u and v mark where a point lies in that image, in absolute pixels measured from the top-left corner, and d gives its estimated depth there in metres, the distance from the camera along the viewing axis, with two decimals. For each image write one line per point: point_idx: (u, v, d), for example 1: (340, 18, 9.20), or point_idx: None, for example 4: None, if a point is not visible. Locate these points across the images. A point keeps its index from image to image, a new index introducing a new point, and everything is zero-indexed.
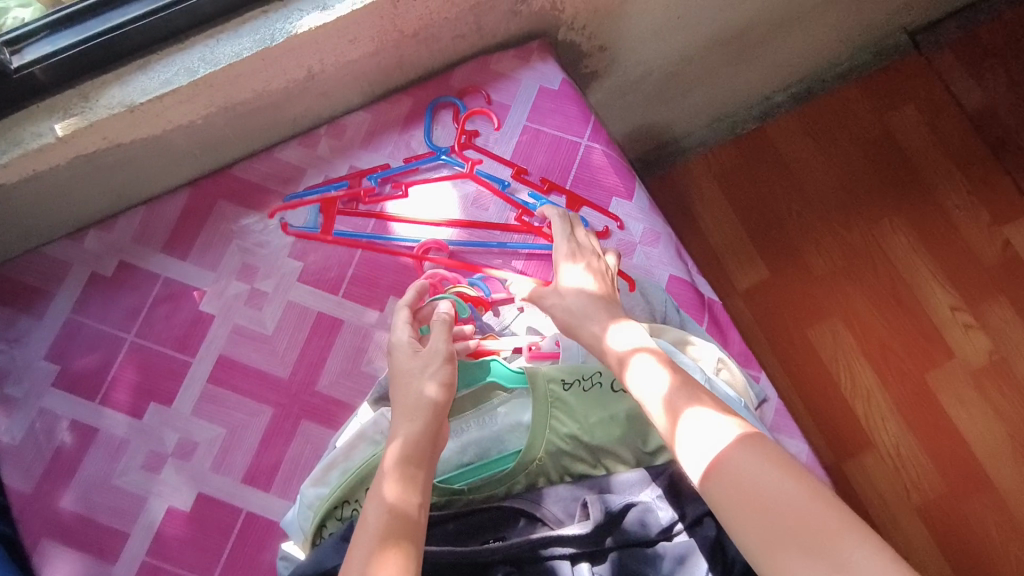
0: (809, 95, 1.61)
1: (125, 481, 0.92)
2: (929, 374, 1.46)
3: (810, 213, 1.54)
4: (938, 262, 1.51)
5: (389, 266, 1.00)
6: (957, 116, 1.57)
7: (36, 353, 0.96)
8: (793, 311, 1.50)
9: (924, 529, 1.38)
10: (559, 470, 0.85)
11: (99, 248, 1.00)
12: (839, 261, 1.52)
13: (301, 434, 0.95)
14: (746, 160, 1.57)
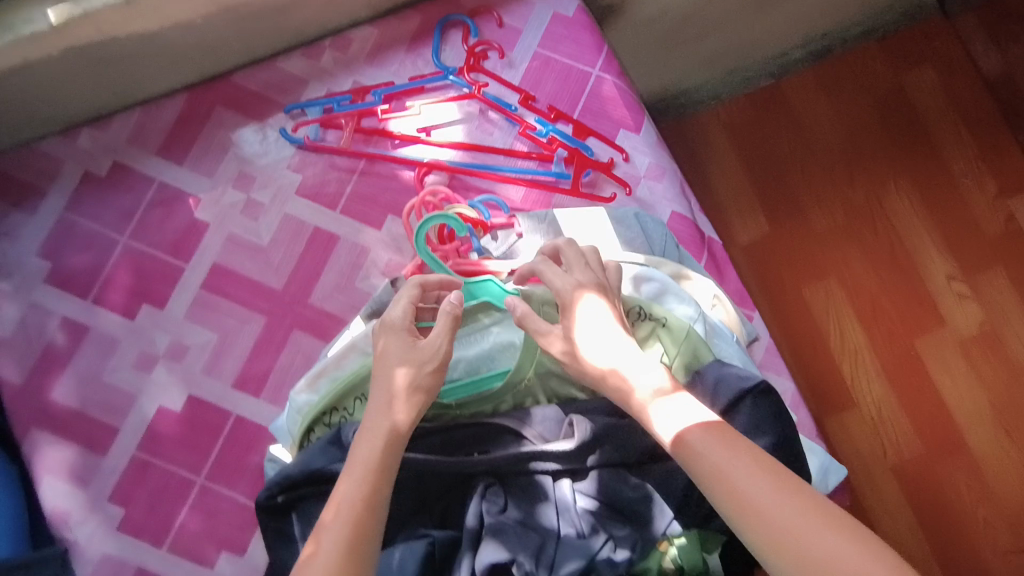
0: (829, 51, 1.55)
1: (116, 379, 0.93)
2: (919, 339, 1.44)
3: (816, 170, 1.51)
4: (940, 229, 1.48)
5: (388, 185, 0.99)
6: (974, 83, 1.52)
7: (29, 248, 0.95)
8: (789, 266, 1.48)
9: (897, 487, 1.38)
10: (547, 391, 0.89)
11: (93, 147, 0.98)
12: (840, 219, 1.49)
13: (293, 343, 0.95)
14: (756, 113, 1.53)
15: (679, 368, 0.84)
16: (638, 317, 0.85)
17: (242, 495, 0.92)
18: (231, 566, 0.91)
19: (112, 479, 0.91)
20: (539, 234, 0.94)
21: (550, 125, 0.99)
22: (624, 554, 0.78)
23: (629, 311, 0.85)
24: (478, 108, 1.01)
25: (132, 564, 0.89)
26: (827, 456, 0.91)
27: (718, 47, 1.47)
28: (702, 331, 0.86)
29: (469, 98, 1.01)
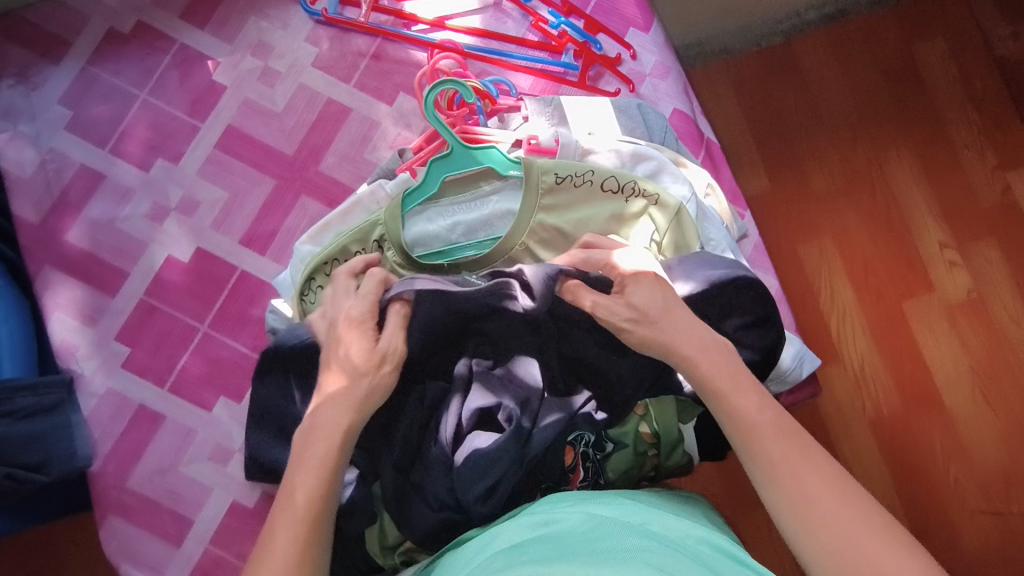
0: (842, 14, 1.51)
1: (129, 226, 0.97)
2: (907, 303, 1.41)
3: (818, 128, 1.48)
4: (937, 195, 1.44)
5: (402, 63, 1.02)
6: (984, 51, 1.48)
7: (50, 98, 0.99)
8: (786, 221, 1.45)
9: (874, 446, 1.35)
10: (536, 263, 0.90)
11: (118, 5, 1.01)
12: (839, 179, 1.46)
13: (300, 208, 0.99)
14: (763, 63, 1.50)
15: (669, 244, 0.88)
16: (633, 193, 0.88)
17: (242, 345, 0.96)
18: (228, 412, 0.95)
19: (119, 320, 0.95)
20: (544, 117, 0.96)
21: (562, 18, 1.01)
22: (603, 414, 0.83)
23: (624, 186, 0.88)
24: None
25: (133, 401, 0.94)
26: (804, 344, 0.96)
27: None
28: (693, 212, 0.90)
29: None
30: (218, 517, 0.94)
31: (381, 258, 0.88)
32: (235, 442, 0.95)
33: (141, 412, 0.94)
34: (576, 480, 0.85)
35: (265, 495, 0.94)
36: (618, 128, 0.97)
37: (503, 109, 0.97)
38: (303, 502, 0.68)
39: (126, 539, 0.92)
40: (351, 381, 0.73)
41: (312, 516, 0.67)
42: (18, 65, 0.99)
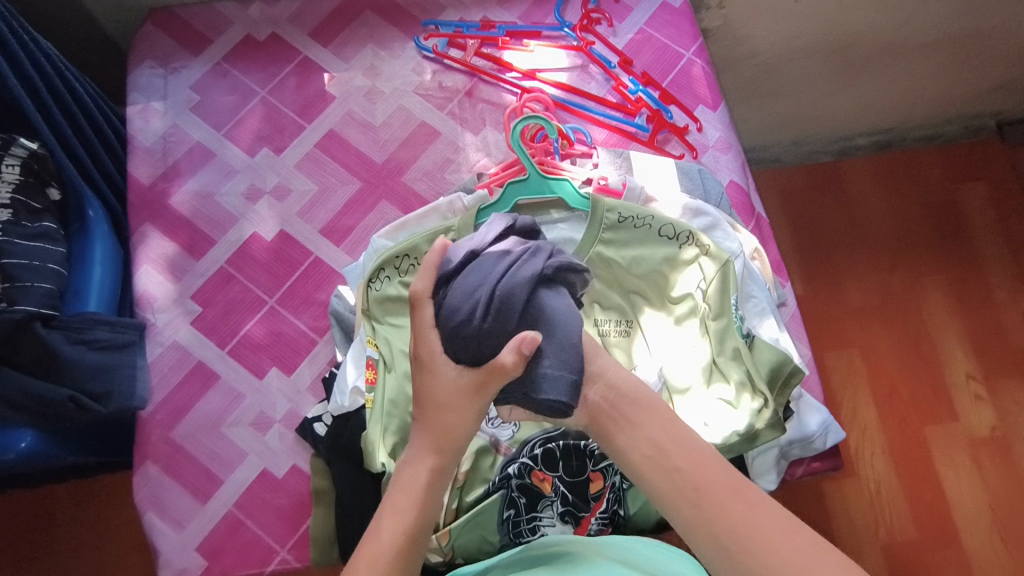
0: (889, 146, 1.70)
1: (225, 201, 1.07)
2: (931, 427, 1.49)
3: (856, 246, 1.63)
4: (967, 332, 1.56)
5: (493, 103, 1.15)
6: (1019, 201, 1.65)
7: (185, 83, 1.12)
8: (819, 332, 1.57)
9: (884, 569, 1.39)
10: (590, 312, 0.97)
11: (259, 17, 1.17)
12: (874, 300, 1.59)
13: (379, 210, 1.08)
14: (811, 183, 1.69)
15: (712, 292, 0.93)
16: (687, 241, 0.95)
17: (303, 324, 1.02)
18: (278, 382, 0.99)
19: (197, 282, 1.03)
20: (612, 166, 1.07)
21: (640, 86, 1.15)
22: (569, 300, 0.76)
23: (679, 234, 0.96)
24: (582, 60, 1.18)
25: (195, 357, 0.99)
26: (831, 414, 0.94)
27: (789, 111, 1.61)
28: (740, 267, 0.95)
29: (577, 51, 1.18)
30: (247, 483, 0.94)
31: None
32: (279, 413, 0.98)
33: (200, 367, 0.99)
34: (596, 509, 0.88)
35: (295, 469, 0.95)
36: (677, 185, 1.05)
37: (577, 154, 1.06)
38: (387, 537, 0.67)
39: (157, 489, 0.93)
40: (439, 457, 0.72)
41: (398, 556, 0.67)
42: (163, 51, 1.14)
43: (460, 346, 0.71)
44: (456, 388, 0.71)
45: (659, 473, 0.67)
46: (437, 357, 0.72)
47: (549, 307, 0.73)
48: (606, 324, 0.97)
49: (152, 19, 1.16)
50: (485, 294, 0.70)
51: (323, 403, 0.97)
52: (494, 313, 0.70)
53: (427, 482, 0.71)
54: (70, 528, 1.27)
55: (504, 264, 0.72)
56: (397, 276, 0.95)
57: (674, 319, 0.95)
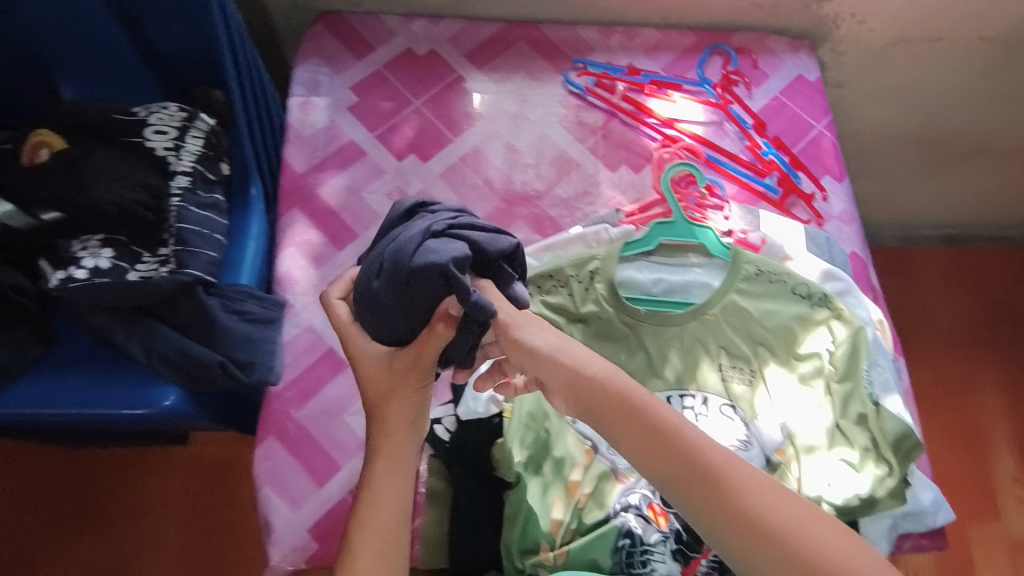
0: (957, 241, 1.76)
1: (371, 198, 1.11)
2: (975, 526, 1.47)
3: (916, 333, 1.65)
4: (1018, 435, 1.56)
5: (631, 145, 1.20)
6: None
7: (345, 84, 1.18)
8: None
9: None
10: (715, 358, 1.00)
11: (421, 33, 1.24)
12: (926, 389, 1.60)
13: (516, 230, 1.12)
14: (881, 266, 1.73)
15: (841, 355, 0.96)
16: (820, 302, 0.98)
17: None
18: None
19: (336, 271, 1.06)
20: (743, 220, 1.10)
21: (773, 149, 1.20)
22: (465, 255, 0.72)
23: (813, 294, 0.99)
24: (718, 117, 1.23)
25: (327, 344, 1.02)
26: (941, 493, 0.96)
27: (879, 194, 1.65)
28: (869, 335, 0.99)
29: (714, 108, 1.23)
30: None
31: (589, 288, 1.00)
32: None
33: (330, 353, 1.01)
34: (708, 552, 0.88)
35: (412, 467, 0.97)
36: (805, 245, 1.08)
37: (710, 206, 1.11)
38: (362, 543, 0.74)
39: (277, 465, 0.95)
40: (396, 461, 0.78)
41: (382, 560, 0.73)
42: (330, 51, 1.20)
43: (372, 316, 0.77)
44: (403, 382, 0.79)
45: (651, 459, 0.71)
46: (363, 341, 0.80)
47: (430, 250, 0.71)
48: (730, 372, 0.99)
49: (322, 21, 1.23)
50: (378, 260, 0.75)
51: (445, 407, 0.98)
52: (387, 275, 0.73)
53: (388, 483, 0.77)
54: (183, 489, 1.44)
55: (400, 235, 0.75)
56: (539, 294, 1.00)
57: (799, 377, 0.97)
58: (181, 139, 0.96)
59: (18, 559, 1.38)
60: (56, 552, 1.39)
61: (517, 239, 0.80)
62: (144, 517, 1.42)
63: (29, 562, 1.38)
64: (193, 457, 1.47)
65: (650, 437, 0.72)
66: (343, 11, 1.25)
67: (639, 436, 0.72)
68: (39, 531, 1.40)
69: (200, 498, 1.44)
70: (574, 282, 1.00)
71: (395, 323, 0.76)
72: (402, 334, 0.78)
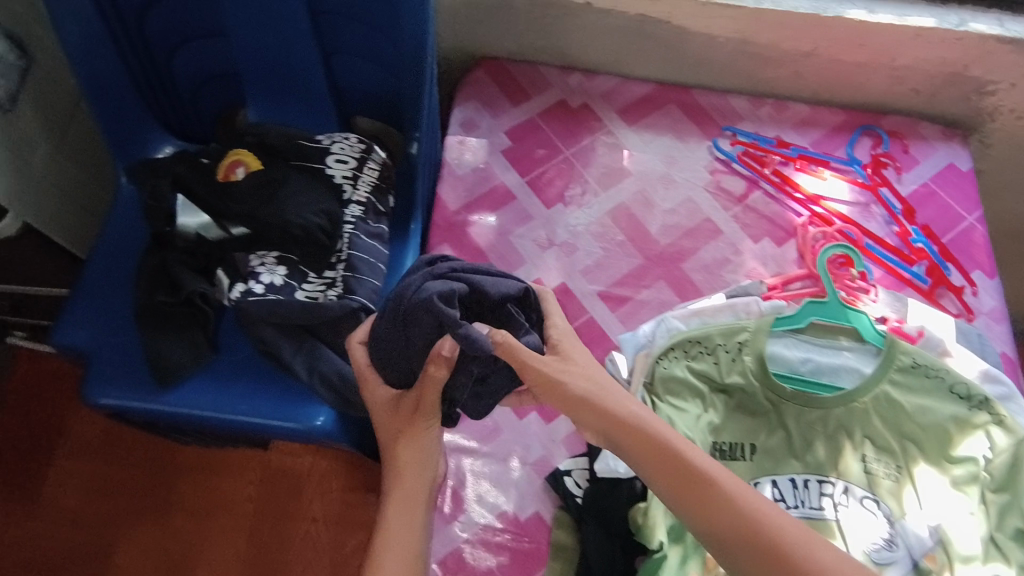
0: None
1: (518, 242, 1.13)
2: None
3: None
4: None
5: (775, 216, 1.19)
6: None
7: (501, 128, 1.22)
8: None
9: None
10: (860, 448, 0.97)
11: (576, 87, 1.27)
12: None
13: (656, 289, 1.12)
14: None
15: (1002, 464, 0.91)
16: (979, 404, 0.95)
17: None
18: (536, 428, 1.03)
19: None
20: (889, 307, 1.08)
21: (922, 237, 1.17)
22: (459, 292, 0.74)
23: (972, 395, 0.95)
24: (866, 198, 1.21)
25: None
26: None
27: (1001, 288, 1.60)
28: None
29: (862, 189, 1.22)
30: (491, 516, 0.97)
31: (737, 359, 0.99)
32: (532, 456, 1.01)
33: None
34: None
35: (539, 516, 0.97)
36: (958, 340, 1.05)
37: (858, 288, 1.09)
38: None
39: None
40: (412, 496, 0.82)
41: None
42: (489, 96, 1.25)
43: (378, 357, 0.82)
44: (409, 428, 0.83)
45: (632, 440, 0.75)
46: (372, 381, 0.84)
47: (422, 289, 0.75)
48: (875, 463, 0.96)
49: (483, 67, 1.28)
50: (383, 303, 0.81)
51: (577, 459, 0.99)
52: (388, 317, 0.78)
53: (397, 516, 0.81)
54: (255, 496, 1.43)
55: (401, 280, 0.80)
56: (684, 358, 1.00)
57: (951, 480, 0.94)
58: (359, 169, 0.98)
59: (97, 530, 1.39)
60: (126, 539, 1.39)
61: (526, 284, 0.82)
62: (221, 514, 1.42)
63: (107, 537, 1.39)
64: (278, 464, 1.46)
65: (627, 421, 0.76)
66: (503, 57, 1.30)
67: (620, 423, 0.76)
68: (122, 508, 1.41)
69: (278, 507, 1.43)
70: (721, 351, 0.99)
71: (397, 363, 0.81)
72: (408, 374, 0.82)
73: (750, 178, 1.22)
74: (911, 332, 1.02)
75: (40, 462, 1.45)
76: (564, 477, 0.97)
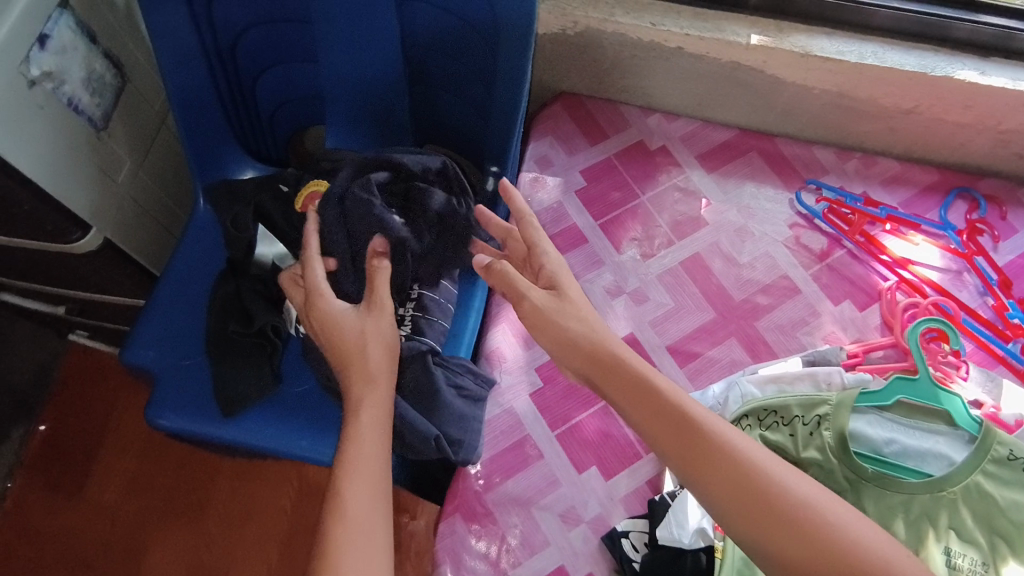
0: None
1: (587, 287, 1.10)
2: None
3: None
4: None
5: (858, 279, 1.13)
6: None
7: (575, 166, 1.20)
8: None
9: None
10: (945, 540, 0.88)
11: (655, 128, 1.25)
12: None
13: (727, 346, 1.08)
14: None
15: None
16: None
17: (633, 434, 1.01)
18: (594, 483, 0.98)
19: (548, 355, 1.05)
20: (982, 388, 1.02)
21: (1019, 312, 1.09)
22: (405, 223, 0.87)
23: None
24: (957, 266, 1.14)
25: (525, 431, 1.00)
26: None
27: None
28: None
29: (956, 255, 1.15)
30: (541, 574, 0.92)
31: (816, 433, 0.94)
32: (588, 513, 0.96)
33: (526, 442, 1.00)
34: None
35: None
36: None
37: (949, 366, 1.03)
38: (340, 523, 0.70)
39: (458, 544, 0.93)
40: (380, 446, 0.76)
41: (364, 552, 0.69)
42: (565, 133, 1.23)
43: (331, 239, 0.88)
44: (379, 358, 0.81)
45: (657, 423, 0.69)
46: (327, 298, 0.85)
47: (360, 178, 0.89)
48: (960, 557, 0.88)
49: (561, 103, 1.26)
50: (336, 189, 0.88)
51: (637, 522, 0.94)
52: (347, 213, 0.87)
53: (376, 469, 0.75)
54: (291, 507, 1.39)
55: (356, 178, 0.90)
56: (758, 427, 0.96)
57: None
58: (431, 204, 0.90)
59: (132, 530, 1.37)
60: (160, 542, 1.36)
61: (444, 159, 0.94)
62: (253, 524, 1.38)
63: (141, 537, 1.36)
64: (315, 480, 1.41)
65: (650, 397, 0.71)
66: (583, 94, 1.28)
67: (641, 402, 0.71)
68: (158, 509, 1.38)
69: (313, 523, 1.38)
70: (798, 424, 0.94)
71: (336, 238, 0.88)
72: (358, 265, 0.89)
73: (833, 235, 1.17)
74: (1007, 421, 0.97)
75: (81, 455, 1.43)
76: (621, 540, 0.92)
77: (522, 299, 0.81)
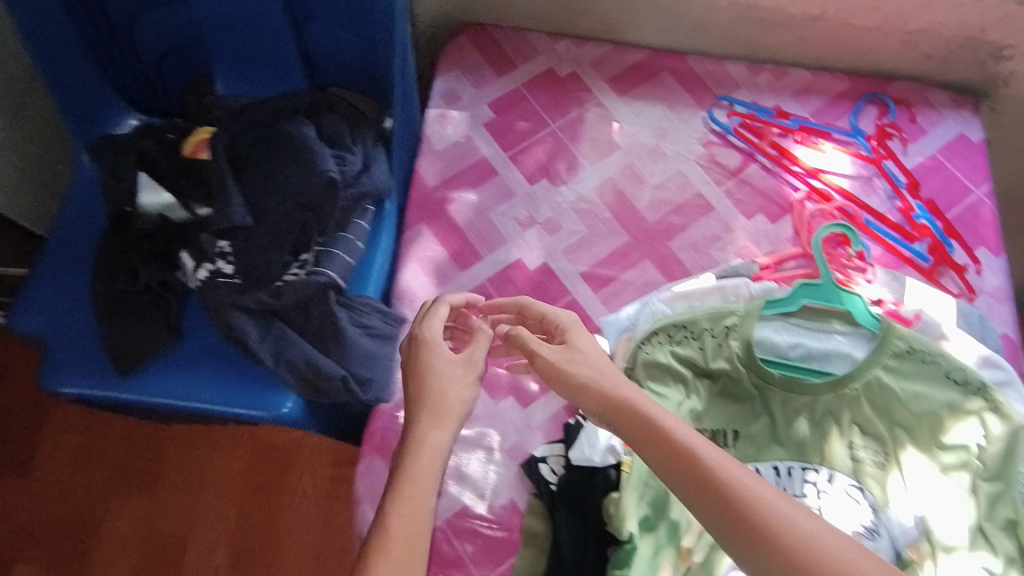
0: None
1: (499, 220, 1.09)
2: None
3: None
4: None
5: (768, 191, 1.14)
6: None
7: (483, 99, 1.17)
8: None
9: None
10: (847, 434, 0.92)
11: (564, 54, 1.21)
12: None
13: (641, 268, 1.08)
14: None
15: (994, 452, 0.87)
16: (976, 391, 0.89)
17: None
18: (512, 412, 1.00)
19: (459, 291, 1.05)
20: (886, 288, 1.04)
21: (925, 213, 1.11)
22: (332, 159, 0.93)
23: (969, 381, 0.89)
24: (868, 172, 1.14)
25: None
26: None
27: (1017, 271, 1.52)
28: None
29: (866, 162, 1.15)
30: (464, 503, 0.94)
31: (722, 343, 0.95)
32: (507, 442, 0.98)
33: None
34: None
35: (512, 504, 0.94)
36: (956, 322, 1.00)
37: (852, 268, 1.06)
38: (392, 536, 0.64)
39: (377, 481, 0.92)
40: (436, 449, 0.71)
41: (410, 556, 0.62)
42: (471, 64, 1.19)
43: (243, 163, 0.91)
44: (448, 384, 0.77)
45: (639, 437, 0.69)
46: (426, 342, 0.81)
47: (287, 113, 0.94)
48: (862, 450, 0.91)
49: (467, 34, 1.22)
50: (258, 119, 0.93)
51: (553, 445, 0.95)
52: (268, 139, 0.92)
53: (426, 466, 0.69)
54: (243, 471, 1.39)
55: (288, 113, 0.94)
56: (668, 343, 0.96)
57: (941, 467, 0.89)
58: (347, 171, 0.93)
59: (82, 501, 1.37)
60: (112, 511, 1.36)
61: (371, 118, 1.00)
62: (205, 491, 1.38)
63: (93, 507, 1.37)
64: (268, 438, 1.41)
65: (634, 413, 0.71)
66: (488, 24, 1.24)
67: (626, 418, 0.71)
68: (108, 482, 1.38)
69: (264, 483, 1.38)
70: (707, 336, 0.95)
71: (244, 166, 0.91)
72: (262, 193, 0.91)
73: (746, 150, 1.16)
74: (907, 316, 0.98)
75: (23, 435, 1.42)
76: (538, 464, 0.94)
77: (534, 356, 0.80)
